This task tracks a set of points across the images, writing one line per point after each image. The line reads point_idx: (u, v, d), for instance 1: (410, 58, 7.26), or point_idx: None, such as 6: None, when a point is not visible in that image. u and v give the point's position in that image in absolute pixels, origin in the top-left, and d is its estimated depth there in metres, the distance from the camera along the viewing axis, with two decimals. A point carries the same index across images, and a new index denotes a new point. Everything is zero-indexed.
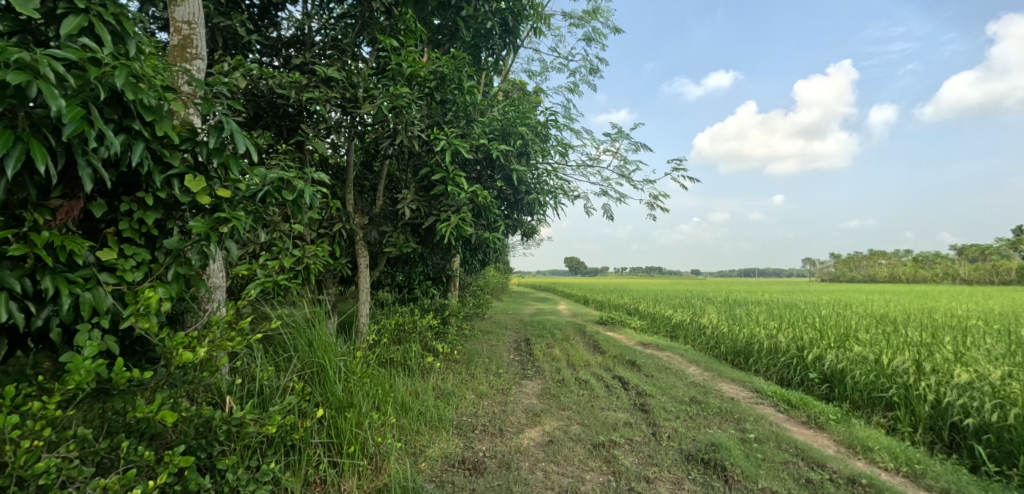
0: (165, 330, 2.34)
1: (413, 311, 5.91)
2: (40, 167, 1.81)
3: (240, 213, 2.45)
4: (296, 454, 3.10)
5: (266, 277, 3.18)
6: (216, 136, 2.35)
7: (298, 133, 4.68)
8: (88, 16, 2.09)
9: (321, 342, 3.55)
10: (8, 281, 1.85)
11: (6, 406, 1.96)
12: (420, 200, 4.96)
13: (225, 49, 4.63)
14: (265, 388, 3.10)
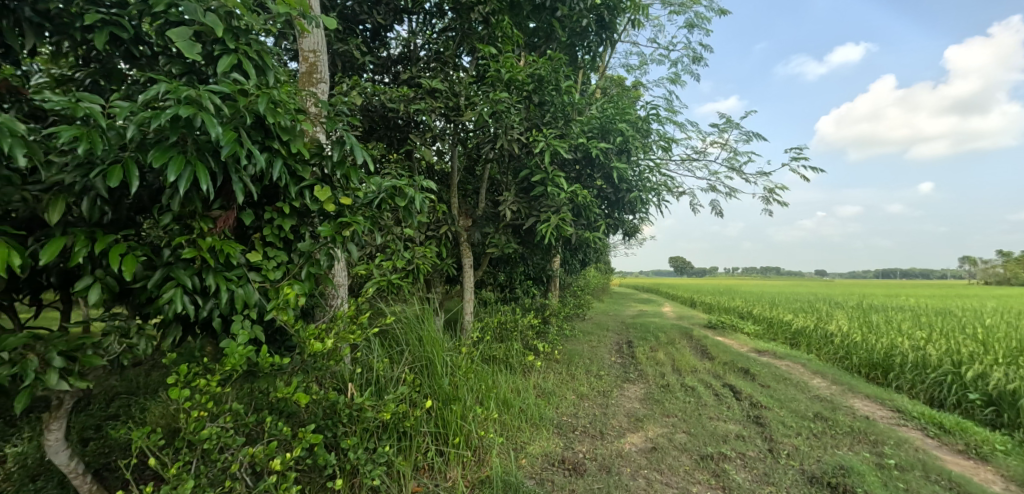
0: (299, 322, 2.68)
1: (515, 310, 6.11)
2: (204, 184, 2.15)
3: (359, 218, 2.74)
4: (407, 440, 3.35)
5: (381, 276, 3.49)
6: (339, 150, 2.65)
7: (406, 143, 5.03)
8: (238, 55, 2.51)
9: (429, 337, 3.81)
10: (182, 278, 2.23)
11: (181, 381, 2.35)
12: (521, 201, 5.13)
13: (343, 71, 5.12)
14: (381, 378, 3.39)
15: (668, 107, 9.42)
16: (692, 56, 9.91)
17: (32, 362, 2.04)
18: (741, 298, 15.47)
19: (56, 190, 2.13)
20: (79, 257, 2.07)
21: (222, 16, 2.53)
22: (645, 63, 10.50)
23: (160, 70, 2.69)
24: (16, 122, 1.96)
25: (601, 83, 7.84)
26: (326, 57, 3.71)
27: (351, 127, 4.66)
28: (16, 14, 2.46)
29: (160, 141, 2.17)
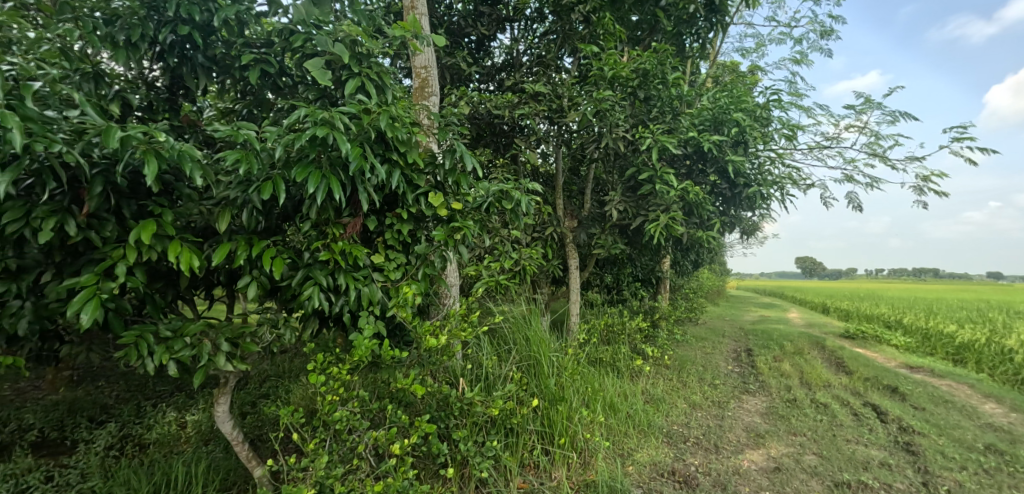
0: (416, 318, 2.93)
1: (622, 313, 6.07)
2: (336, 195, 2.43)
3: (469, 221, 2.93)
4: (514, 436, 3.49)
5: (490, 277, 3.66)
6: (450, 158, 2.86)
7: (512, 147, 5.22)
8: (361, 77, 2.82)
9: (536, 338, 3.93)
10: (319, 277, 2.55)
11: (318, 367, 2.68)
12: (628, 201, 5.10)
13: (452, 82, 5.43)
14: (490, 375, 3.56)
15: (791, 91, 8.75)
16: (818, 32, 9.14)
17: (206, 347, 2.45)
18: (883, 303, 13.97)
19: (223, 204, 2.53)
20: (240, 260, 2.44)
21: (347, 44, 2.89)
22: (761, 45, 9.90)
23: (300, 96, 3.13)
24: (194, 149, 2.34)
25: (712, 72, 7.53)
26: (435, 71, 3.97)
27: (460, 135, 4.95)
28: (192, 60, 2.97)
29: (301, 159, 2.49)
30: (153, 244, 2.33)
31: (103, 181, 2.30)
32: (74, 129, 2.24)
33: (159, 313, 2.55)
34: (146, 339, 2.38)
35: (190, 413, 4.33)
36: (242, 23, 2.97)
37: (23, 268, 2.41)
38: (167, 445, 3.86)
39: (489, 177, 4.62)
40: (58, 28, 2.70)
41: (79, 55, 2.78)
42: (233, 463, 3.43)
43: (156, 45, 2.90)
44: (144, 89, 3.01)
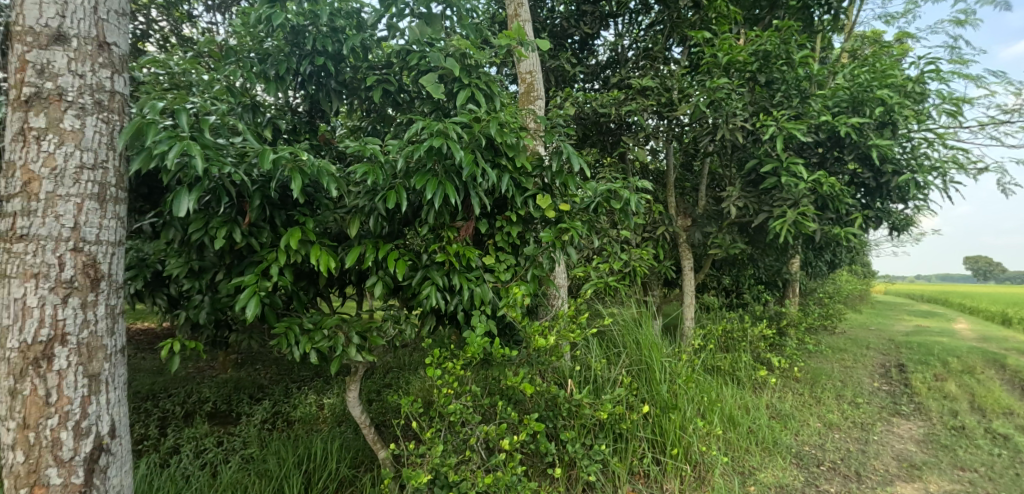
0: (526, 318, 3.04)
1: (743, 318, 5.76)
2: (451, 200, 2.61)
3: (577, 222, 2.99)
4: (623, 442, 3.47)
5: (599, 278, 3.67)
6: (557, 160, 2.94)
7: (619, 146, 5.19)
8: (471, 88, 3.03)
9: (647, 342, 3.80)
10: (436, 277, 2.76)
11: (435, 362, 2.89)
12: (748, 196, 4.80)
13: (557, 84, 5.52)
14: (599, 378, 3.56)
15: (955, 58, 7.61)
16: None
17: (340, 338, 2.76)
18: None
19: (354, 211, 2.82)
20: (369, 261, 2.71)
21: (457, 58, 3.08)
22: (912, 9, 8.79)
23: (416, 110, 3.39)
24: (330, 164, 2.65)
25: (849, 47, 6.87)
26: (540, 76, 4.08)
27: (567, 136, 5.03)
28: (327, 86, 3.36)
29: (419, 169, 2.71)
30: (298, 248, 2.66)
31: (260, 195, 2.68)
32: (239, 152, 2.64)
33: (303, 308, 2.91)
34: (292, 330, 2.73)
35: (327, 397, 4.83)
36: (367, 48, 3.35)
37: (203, 268, 2.89)
38: (309, 423, 4.37)
39: (597, 177, 4.64)
40: (225, 69, 3.21)
41: (239, 88, 3.25)
42: (362, 444, 3.79)
43: (298, 75, 3.34)
44: (289, 114, 3.46)
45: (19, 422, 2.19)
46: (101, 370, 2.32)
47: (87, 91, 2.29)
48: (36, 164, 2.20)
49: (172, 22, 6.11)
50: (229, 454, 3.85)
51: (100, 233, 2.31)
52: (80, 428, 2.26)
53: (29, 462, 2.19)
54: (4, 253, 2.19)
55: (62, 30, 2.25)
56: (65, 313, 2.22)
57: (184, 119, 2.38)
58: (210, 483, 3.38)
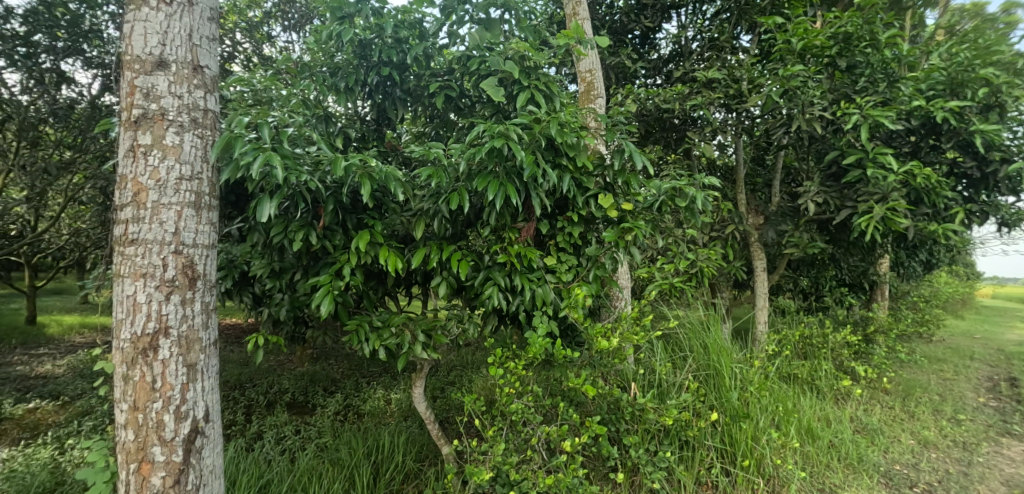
0: (588, 320, 3.01)
1: (823, 323, 5.42)
2: (512, 201, 2.63)
3: (640, 221, 2.93)
4: (690, 450, 3.35)
5: (664, 279, 3.56)
6: (619, 158, 2.90)
7: (684, 142, 5.04)
8: (531, 89, 3.04)
9: (716, 346, 3.66)
10: (498, 277, 2.79)
11: (498, 362, 2.92)
12: (829, 191, 4.54)
13: (617, 81, 5.43)
14: (663, 382, 3.46)
15: None
16: None
17: (406, 336, 2.85)
18: None
19: (419, 214, 2.91)
20: (433, 262, 2.78)
21: (516, 61, 3.10)
22: None
23: (478, 114, 3.45)
24: (397, 169, 2.74)
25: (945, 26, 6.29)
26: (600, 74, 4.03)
27: (629, 134, 4.95)
28: (393, 94, 3.48)
29: (481, 171, 2.75)
30: (367, 250, 2.77)
31: (333, 200, 2.82)
32: (314, 161, 2.78)
33: (372, 307, 3.03)
34: (363, 327, 2.84)
35: (394, 392, 4.99)
36: (429, 56, 3.43)
37: (282, 269, 3.07)
38: (377, 416, 4.52)
39: (660, 175, 4.53)
40: (301, 84, 3.39)
41: (312, 100, 3.43)
42: (427, 439, 3.90)
43: (366, 86, 3.47)
44: (358, 122, 3.60)
45: (131, 404, 2.39)
46: (198, 360, 2.48)
47: (184, 111, 2.47)
48: (144, 177, 2.40)
49: (254, 44, 6.63)
50: (305, 442, 4.06)
51: (197, 236, 2.48)
52: (180, 412, 2.43)
53: (139, 439, 2.39)
54: (120, 254, 2.41)
55: (163, 56, 2.44)
56: (168, 308, 2.40)
57: (265, 132, 2.54)
58: (288, 469, 3.50)
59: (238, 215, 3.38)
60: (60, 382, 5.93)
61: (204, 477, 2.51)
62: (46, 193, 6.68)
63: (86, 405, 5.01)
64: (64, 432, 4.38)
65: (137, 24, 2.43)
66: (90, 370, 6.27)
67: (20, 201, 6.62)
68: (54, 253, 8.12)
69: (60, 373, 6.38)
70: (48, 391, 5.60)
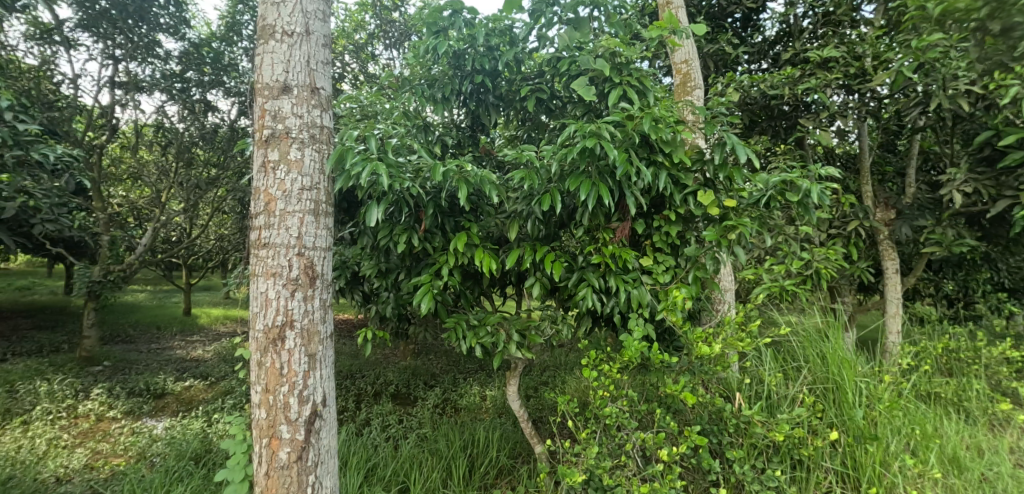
0: (687, 324, 2.87)
1: (972, 332, 4.75)
2: (606, 201, 2.57)
3: (745, 219, 2.74)
4: (803, 470, 3.04)
5: (773, 281, 3.26)
6: (720, 152, 2.74)
7: (796, 130, 4.68)
8: (622, 86, 2.96)
9: (836, 357, 3.26)
10: (591, 278, 2.77)
11: (591, 364, 2.86)
12: (979, 178, 3.99)
13: (717, 69, 5.14)
14: (773, 393, 3.19)
15: None
16: None
17: (502, 335, 2.90)
18: None
19: (513, 216, 2.94)
20: (528, 263, 2.79)
21: (607, 58, 3.03)
22: None
23: (569, 114, 3.42)
24: (492, 173, 2.78)
25: None
26: (698, 63, 3.83)
27: (733, 125, 4.70)
28: (486, 99, 3.55)
29: (573, 172, 2.72)
30: (464, 251, 2.84)
31: (433, 204, 2.92)
32: (415, 168, 2.89)
33: (469, 305, 3.10)
34: (460, 325, 2.91)
35: (489, 389, 5.09)
36: (519, 61, 3.46)
37: (388, 269, 3.24)
38: (473, 411, 4.63)
39: (767, 169, 4.25)
40: (402, 97, 3.56)
41: (412, 111, 3.57)
42: (521, 437, 3.93)
43: (461, 94, 3.56)
44: (454, 130, 3.70)
45: (262, 387, 2.56)
46: (318, 351, 2.61)
47: (304, 129, 2.60)
48: (272, 188, 2.55)
49: (360, 63, 7.07)
50: (407, 431, 4.24)
51: (317, 239, 2.60)
52: (302, 396, 2.57)
53: (270, 416, 2.55)
54: (253, 255, 2.58)
55: (287, 82, 2.59)
56: (293, 303, 2.54)
57: (373, 143, 2.72)
58: (392, 454, 3.64)
59: (349, 220, 3.62)
60: (207, 365, 6.69)
61: (321, 456, 2.63)
62: (195, 203, 7.61)
63: (228, 386, 5.61)
64: (211, 407, 4.93)
65: (266, 55, 2.59)
66: (230, 356, 7.03)
67: (179, 212, 7.60)
68: (202, 256, 9.22)
69: (207, 357, 7.20)
70: (198, 371, 6.33)
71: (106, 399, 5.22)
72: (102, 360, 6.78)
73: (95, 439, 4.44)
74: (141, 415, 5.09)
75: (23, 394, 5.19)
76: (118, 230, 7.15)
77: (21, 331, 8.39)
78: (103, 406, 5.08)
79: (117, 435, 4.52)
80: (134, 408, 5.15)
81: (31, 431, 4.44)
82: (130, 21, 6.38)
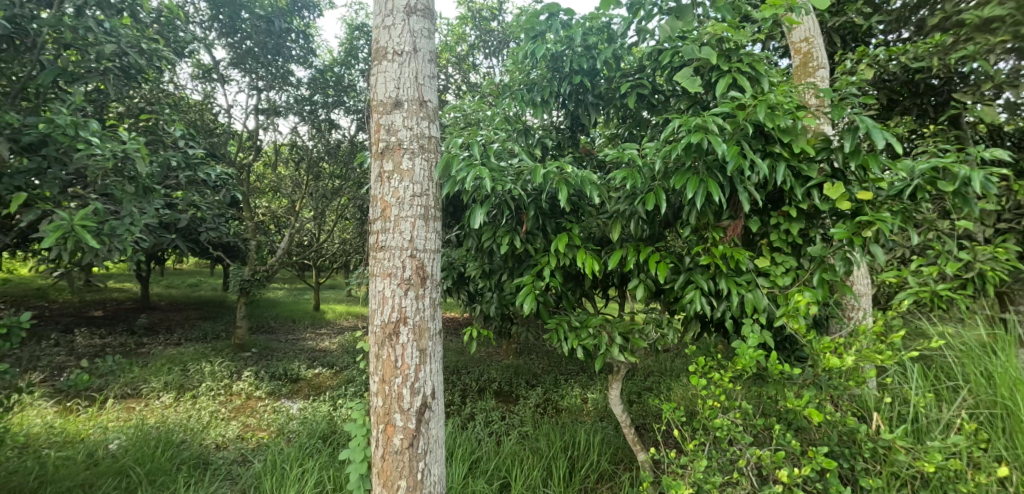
0: (812, 333, 2.61)
1: None
2: (715, 198, 2.41)
3: (885, 214, 2.40)
4: None
5: (922, 285, 2.85)
6: (851, 138, 2.45)
7: (948, 107, 4.14)
8: (732, 73, 2.76)
9: (1010, 378, 2.73)
10: (699, 280, 2.62)
11: (700, 372, 2.68)
12: None
13: (845, 46, 4.66)
14: (920, 416, 2.79)
15: None
16: None
17: (604, 338, 2.82)
18: None
19: (615, 216, 2.85)
20: (631, 264, 2.70)
21: (714, 45, 2.86)
22: None
23: (673, 108, 3.27)
24: (592, 174, 2.72)
25: None
26: (821, 41, 3.50)
27: (866, 107, 4.23)
28: (586, 98, 3.50)
29: (679, 169, 2.59)
30: (566, 252, 2.81)
31: (534, 206, 2.92)
32: (516, 171, 2.91)
33: (571, 307, 3.06)
34: (562, 326, 2.88)
35: (590, 392, 5.01)
36: (619, 58, 3.37)
37: (492, 270, 3.30)
38: (574, 412, 4.58)
39: (911, 155, 3.80)
40: (502, 103, 3.66)
41: (513, 116, 3.65)
42: (622, 442, 3.84)
43: (560, 96, 3.54)
44: (553, 131, 3.68)
45: (379, 377, 2.67)
46: (429, 346, 2.67)
47: (415, 139, 2.64)
48: (387, 196, 2.63)
49: (462, 73, 7.30)
50: (509, 428, 4.29)
51: (428, 242, 2.65)
52: (414, 387, 2.64)
53: (385, 404, 2.65)
54: (371, 256, 2.69)
55: (398, 98, 2.64)
56: (406, 302, 2.61)
57: (476, 149, 2.79)
58: (495, 450, 3.68)
59: (455, 223, 3.75)
60: (333, 355, 7.24)
61: (431, 445, 2.71)
62: (323, 210, 8.27)
63: (350, 374, 6.02)
64: (336, 393, 5.32)
65: (379, 75, 2.66)
66: (353, 348, 7.55)
67: (309, 219, 8.31)
68: (327, 258, 10.01)
69: (333, 348, 7.78)
70: (326, 360, 6.86)
71: (254, 380, 5.81)
72: (251, 346, 7.57)
73: (244, 414, 4.96)
74: (280, 396, 5.61)
75: (192, 372, 5.93)
76: (263, 235, 7.97)
77: (191, 321, 9.64)
78: (252, 386, 5.66)
79: (262, 411, 5.03)
80: (275, 390, 5.68)
81: (197, 404, 5.02)
82: (268, 56, 7.16)
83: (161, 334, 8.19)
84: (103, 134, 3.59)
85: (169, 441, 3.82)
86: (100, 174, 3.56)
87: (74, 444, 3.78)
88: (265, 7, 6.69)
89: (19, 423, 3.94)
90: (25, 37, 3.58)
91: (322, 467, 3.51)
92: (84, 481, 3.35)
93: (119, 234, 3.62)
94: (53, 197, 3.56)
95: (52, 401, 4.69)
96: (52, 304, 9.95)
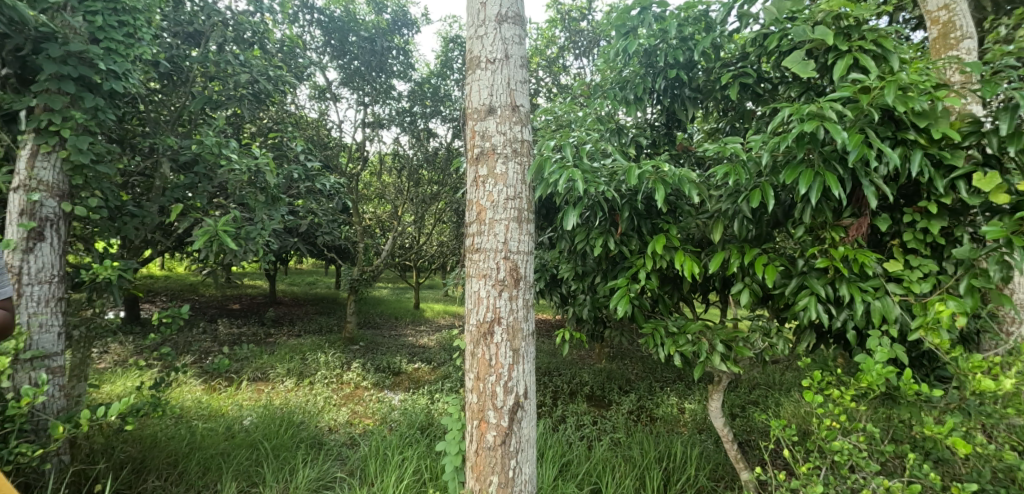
0: (956, 349, 2.28)
1: None
2: (835, 193, 2.20)
3: None
4: None
5: None
6: (1009, 119, 2.13)
7: None
8: (852, 53, 2.51)
9: None
10: (816, 286, 2.41)
11: (816, 387, 2.44)
12: None
13: (997, 12, 4.07)
14: None
15: None
16: None
17: (704, 345, 2.68)
18: None
19: (717, 215, 2.70)
20: (735, 267, 2.54)
21: (829, 23, 2.62)
22: None
23: (782, 97, 3.02)
24: (691, 172, 2.59)
25: None
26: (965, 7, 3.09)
27: None
28: (685, 93, 3.34)
29: (791, 162, 2.39)
30: (663, 254, 2.70)
31: (629, 207, 2.83)
32: (610, 170, 2.84)
33: (668, 311, 2.94)
34: (659, 331, 2.76)
35: (688, 402, 4.79)
36: (718, 47, 3.21)
37: (585, 272, 3.24)
38: (671, 422, 4.41)
39: None
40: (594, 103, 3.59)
41: (606, 116, 3.58)
42: (723, 458, 3.66)
43: (655, 92, 3.41)
44: (648, 129, 3.56)
45: (474, 375, 2.70)
46: (521, 346, 2.66)
47: (508, 144, 2.64)
48: (482, 199, 2.65)
49: (553, 75, 7.28)
50: (601, 433, 4.19)
51: (522, 244, 2.65)
52: (507, 386, 2.65)
53: (479, 401, 2.68)
54: (466, 257, 2.72)
55: (491, 104, 2.65)
56: (500, 302, 2.62)
57: (568, 150, 2.75)
58: (586, 454, 3.61)
59: (548, 225, 3.73)
60: (432, 351, 7.49)
61: (522, 444, 2.70)
62: (423, 213, 8.59)
63: (448, 371, 6.20)
64: (435, 388, 5.49)
65: (473, 83, 2.70)
66: (450, 345, 7.78)
67: (410, 222, 8.68)
68: (426, 260, 10.40)
69: (432, 345, 8.06)
70: (425, 356, 7.12)
71: (362, 372, 6.15)
72: (359, 340, 8.04)
73: (353, 402, 5.27)
74: (384, 387, 5.88)
75: (310, 361, 6.41)
76: (370, 238, 8.44)
77: (309, 314, 10.43)
78: (360, 377, 5.99)
79: (367, 401, 5.30)
80: (380, 381, 5.97)
81: (313, 390, 5.39)
82: (374, 73, 7.56)
83: (284, 326, 8.95)
84: (241, 152, 3.94)
85: (291, 421, 4.12)
86: (236, 186, 3.93)
87: (216, 417, 4.17)
88: (370, 28, 7.13)
89: (174, 397, 4.43)
90: (180, 73, 4.11)
91: (421, 456, 3.61)
92: (224, 450, 3.65)
93: (252, 237, 3.88)
94: (201, 207, 3.97)
95: (200, 380, 5.23)
96: (198, 298, 11.19)
